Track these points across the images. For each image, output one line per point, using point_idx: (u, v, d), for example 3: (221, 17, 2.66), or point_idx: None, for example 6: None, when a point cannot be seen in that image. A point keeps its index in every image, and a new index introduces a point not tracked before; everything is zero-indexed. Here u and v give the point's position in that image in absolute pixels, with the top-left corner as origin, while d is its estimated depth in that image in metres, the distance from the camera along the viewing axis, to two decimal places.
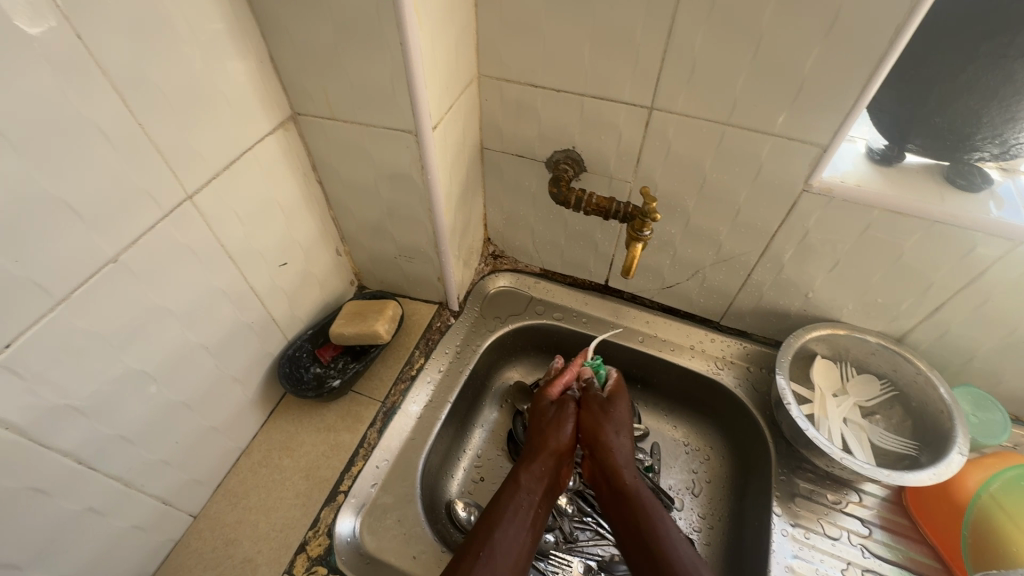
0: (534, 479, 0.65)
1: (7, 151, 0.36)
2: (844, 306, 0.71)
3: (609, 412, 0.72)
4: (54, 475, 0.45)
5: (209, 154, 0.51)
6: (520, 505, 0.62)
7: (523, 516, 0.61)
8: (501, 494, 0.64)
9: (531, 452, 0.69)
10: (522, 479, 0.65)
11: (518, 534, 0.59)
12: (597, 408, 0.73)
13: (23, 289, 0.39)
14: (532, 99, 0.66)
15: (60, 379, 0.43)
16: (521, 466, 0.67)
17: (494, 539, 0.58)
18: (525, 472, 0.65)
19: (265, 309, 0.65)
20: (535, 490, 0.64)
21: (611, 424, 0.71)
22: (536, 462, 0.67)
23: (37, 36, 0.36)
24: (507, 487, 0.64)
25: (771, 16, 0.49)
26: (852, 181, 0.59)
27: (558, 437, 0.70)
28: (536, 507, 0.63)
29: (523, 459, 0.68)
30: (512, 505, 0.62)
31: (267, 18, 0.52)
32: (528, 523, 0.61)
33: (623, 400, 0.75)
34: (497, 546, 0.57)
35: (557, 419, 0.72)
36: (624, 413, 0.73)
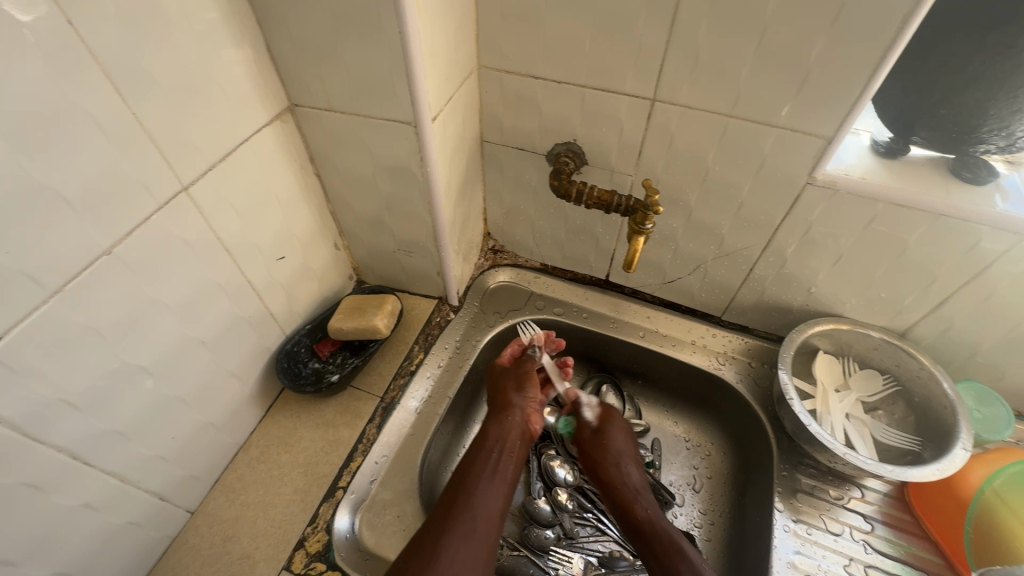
0: (510, 434, 0.68)
1: None
2: (847, 300, 0.71)
3: (605, 438, 0.72)
4: (47, 471, 0.44)
5: (204, 146, 0.50)
6: (491, 452, 0.65)
7: (496, 466, 0.63)
8: (475, 446, 0.66)
9: (495, 412, 0.71)
10: (492, 432, 0.68)
11: (494, 483, 0.61)
12: (592, 441, 0.72)
13: (14, 282, 0.38)
14: (533, 91, 0.65)
15: (53, 373, 0.42)
16: (490, 421, 0.69)
17: (468, 486, 0.60)
18: (495, 424, 0.68)
19: (262, 304, 0.64)
20: (505, 438, 0.67)
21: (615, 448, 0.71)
22: (507, 419, 0.69)
23: (28, 23, 0.35)
24: (476, 443, 0.67)
25: (776, 5, 0.48)
26: (857, 174, 0.58)
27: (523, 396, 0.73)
28: (507, 453, 0.66)
29: (493, 414, 0.70)
30: (484, 458, 0.64)
31: (263, 6, 0.51)
32: (500, 470, 0.63)
33: (618, 425, 0.74)
34: (475, 494, 0.59)
35: (516, 377, 0.75)
36: (619, 429, 0.74)
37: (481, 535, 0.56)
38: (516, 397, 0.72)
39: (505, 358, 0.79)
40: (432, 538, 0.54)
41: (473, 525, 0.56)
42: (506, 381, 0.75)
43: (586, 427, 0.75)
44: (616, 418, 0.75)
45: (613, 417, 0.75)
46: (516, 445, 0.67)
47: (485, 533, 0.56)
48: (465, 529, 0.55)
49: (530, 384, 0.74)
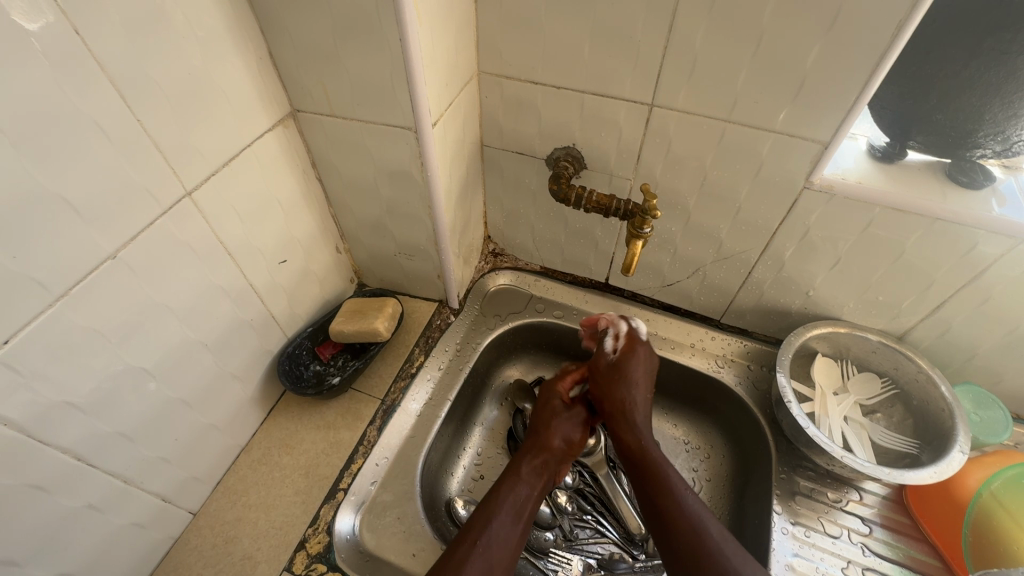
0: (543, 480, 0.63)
1: (4, 146, 0.36)
2: (845, 303, 0.71)
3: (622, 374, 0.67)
4: (52, 472, 0.45)
5: (207, 151, 0.51)
6: (519, 496, 0.59)
7: (523, 514, 0.58)
8: (504, 481, 0.61)
9: (530, 448, 0.66)
10: (525, 472, 0.62)
11: (515, 531, 0.56)
12: (608, 376, 0.68)
13: (21, 286, 0.39)
14: (532, 96, 0.66)
15: (59, 376, 0.43)
16: (522, 458, 0.64)
17: (489, 529, 0.55)
18: (529, 466, 0.63)
19: (264, 307, 0.65)
20: (535, 484, 0.62)
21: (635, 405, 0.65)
22: (542, 459, 0.64)
23: (35, 31, 0.35)
24: (505, 477, 0.62)
25: (771, 12, 0.49)
26: (854, 179, 0.59)
27: (565, 437, 0.67)
28: (534, 501, 0.61)
29: (530, 448, 0.65)
30: (512, 497, 0.59)
31: (266, 14, 0.52)
32: (522, 515, 0.58)
33: (640, 359, 0.68)
34: (494, 539, 0.54)
35: (564, 416, 0.69)
36: (641, 364, 0.68)
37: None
38: (560, 440, 0.67)
39: (566, 386, 0.72)
40: None
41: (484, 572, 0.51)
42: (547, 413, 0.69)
43: (603, 359, 0.70)
44: (638, 351, 0.69)
45: (636, 349, 0.69)
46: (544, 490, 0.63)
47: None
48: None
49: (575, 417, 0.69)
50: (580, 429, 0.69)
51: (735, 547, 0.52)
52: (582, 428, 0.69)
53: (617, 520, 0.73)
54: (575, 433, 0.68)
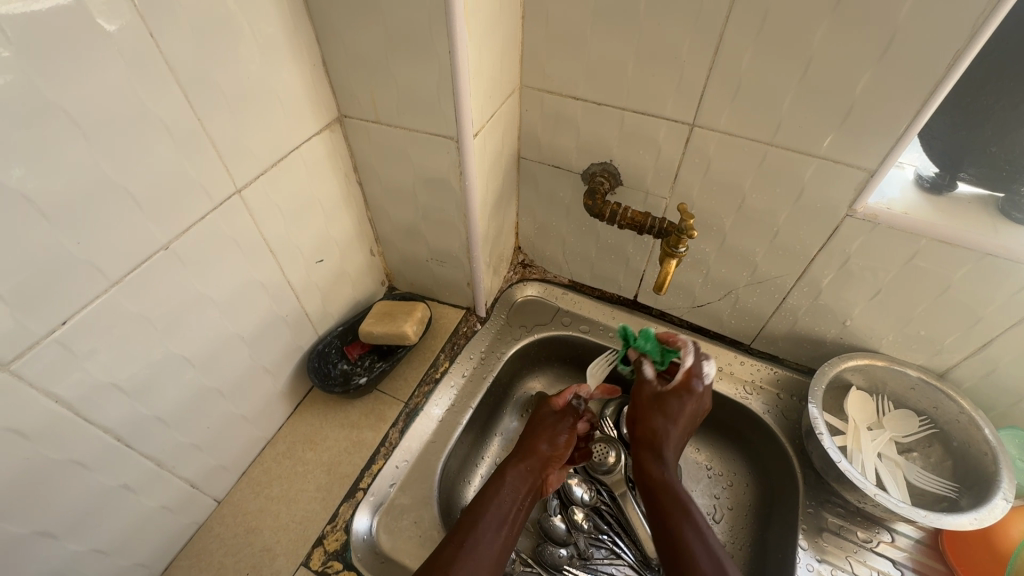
0: (522, 481, 0.62)
1: (78, 138, 0.38)
2: (883, 336, 0.69)
3: (666, 403, 0.63)
4: (94, 450, 0.46)
5: (260, 151, 0.53)
6: (503, 501, 0.59)
7: (506, 517, 0.58)
8: (489, 490, 0.60)
9: (516, 455, 0.65)
10: (508, 476, 0.62)
11: (502, 534, 0.56)
12: (650, 398, 0.65)
13: (81, 271, 0.41)
14: (573, 111, 0.67)
15: (108, 359, 0.45)
16: (506, 464, 0.64)
17: (477, 531, 0.54)
18: (512, 469, 0.63)
19: (300, 304, 0.67)
20: (520, 489, 0.62)
21: (661, 416, 0.63)
22: (522, 462, 0.64)
23: (114, 32, 0.38)
24: (490, 486, 0.61)
25: (822, 36, 0.49)
26: (899, 209, 0.57)
27: (552, 441, 0.67)
28: (520, 505, 0.60)
29: (512, 457, 0.65)
30: (496, 503, 0.58)
31: (322, 22, 0.54)
32: (509, 521, 0.57)
33: (686, 391, 0.63)
34: (481, 541, 0.54)
35: (553, 426, 0.69)
36: (687, 400, 0.63)
37: None
38: (546, 445, 0.67)
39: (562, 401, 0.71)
40: None
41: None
42: (542, 425, 0.69)
43: (647, 387, 0.66)
44: (694, 391, 0.63)
45: (693, 387, 0.63)
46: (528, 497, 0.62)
47: None
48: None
49: (564, 430, 0.69)
50: (569, 435, 0.69)
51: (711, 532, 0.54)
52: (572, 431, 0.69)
53: (633, 541, 0.72)
54: (564, 439, 0.68)
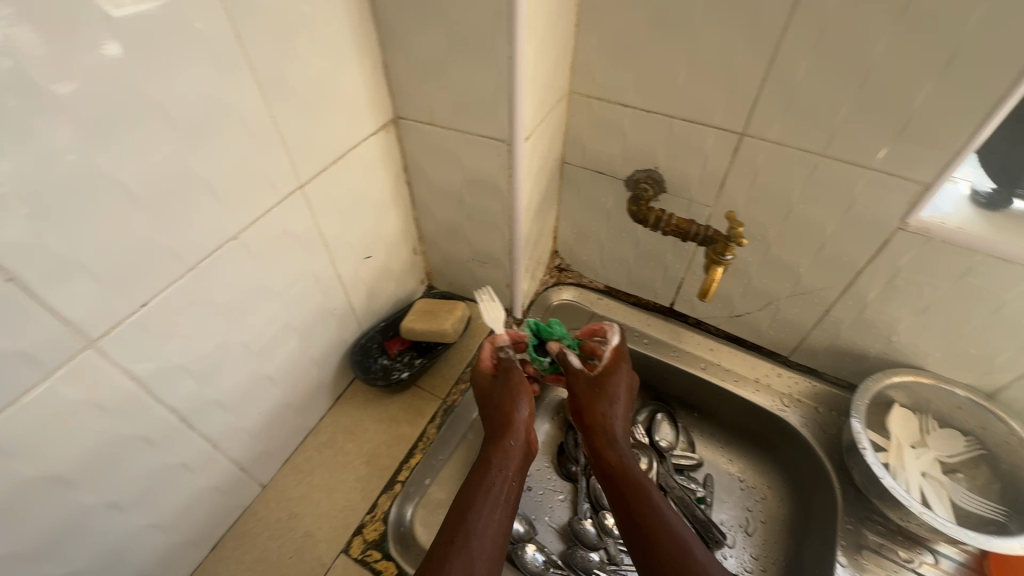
0: (502, 456, 0.57)
1: (170, 130, 0.40)
2: (930, 353, 0.68)
3: (606, 386, 0.63)
4: (161, 428, 0.49)
5: (321, 149, 0.55)
6: (492, 484, 0.54)
7: (495, 498, 0.53)
8: (473, 475, 0.55)
9: (494, 433, 0.60)
10: (492, 459, 0.56)
11: (494, 517, 0.51)
12: (586, 381, 0.64)
13: (163, 256, 0.43)
14: (621, 119, 0.68)
15: (178, 341, 0.47)
16: (490, 446, 0.58)
17: (468, 522, 0.50)
18: (495, 450, 0.57)
19: (347, 298, 0.69)
20: (509, 466, 0.56)
21: (606, 399, 0.62)
22: (501, 440, 0.58)
23: (206, 30, 0.40)
24: (476, 472, 0.56)
25: (882, 50, 0.49)
26: (953, 223, 0.57)
27: (518, 407, 0.61)
28: (512, 481, 0.55)
29: (494, 437, 0.59)
30: (479, 488, 0.53)
31: (386, 26, 0.56)
32: (502, 502, 0.53)
33: (623, 374, 0.65)
34: (473, 530, 0.49)
35: (507, 391, 0.63)
36: (619, 382, 0.64)
37: None
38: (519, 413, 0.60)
39: (489, 363, 0.67)
40: None
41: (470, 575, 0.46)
42: (500, 396, 0.62)
43: (580, 376, 0.65)
44: (621, 368, 0.65)
45: (620, 366, 0.66)
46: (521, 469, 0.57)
47: None
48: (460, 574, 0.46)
49: (523, 394, 0.62)
50: (527, 398, 0.62)
51: (669, 508, 0.54)
52: (528, 391, 0.63)
53: None
54: (527, 403, 0.61)
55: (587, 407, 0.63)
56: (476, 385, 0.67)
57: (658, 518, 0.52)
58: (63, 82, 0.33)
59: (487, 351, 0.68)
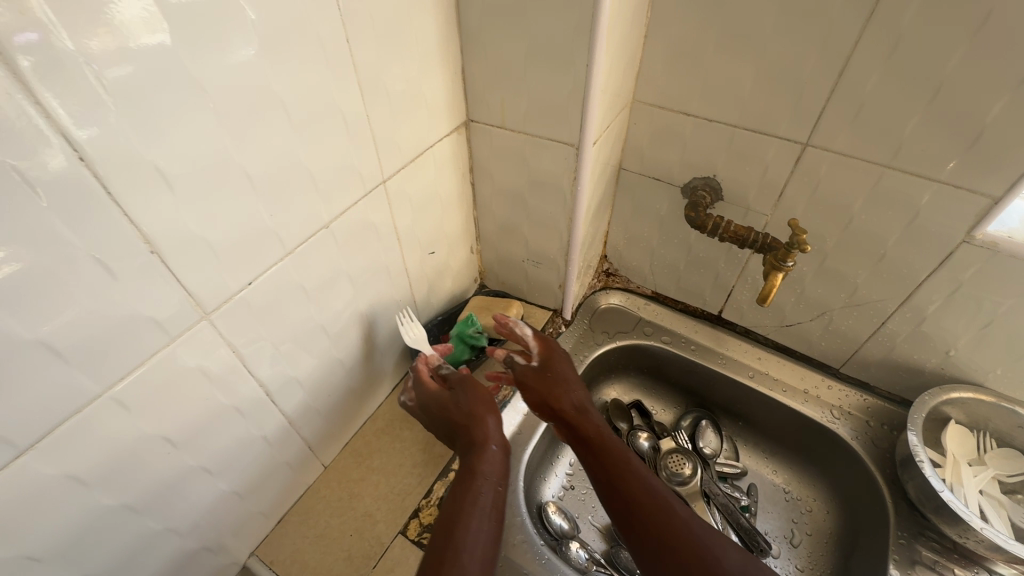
0: (485, 463, 0.54)
1: (285, 122, 0.44)
2: (992, 370, 0.67)
3: (558, 370, 0.67)
4: (250, 401, 0.52)
5: (403, 147, 0.59)
6: (476, 497, 0.50)
7: (485, 508, 0.50)
8: (456, 488, 0.52)
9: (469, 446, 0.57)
10: (476, 468, 0.53)
11: (487, 529, 0.48)
12: (541, 374, 0.67)
13: (269, 239, 0.47)
14: (682, 127, 0.70)
15: (272, 320, 0.51)
16: (469, 456, 0.55)
17: (463, 537, 0.46)
18: (477, 457, 0.54)
19: (411, 290, 0.72)
20: (494, 475, 0.53)
21: (562, 385, 0.66)
22: (480, 447, 0.56)
23: (322, 31, 0.44)
24: (458, 485, 0.52)
25: (956, 64, 0.50)
26: (1022, 238, 0.57)
27: (487, 413, 0.59)
28: (499, 488, 0.52)
29: (468, 448, 0.56)
30: (467, 500, 0.50)
31: (468, 34, 0.59)
32: (495, 515, 0.49)
33: (563, 358, 0.69)
34: (464, 548, 0.46)
35: (477, 397, 0.61)
36: (569, 369, 0.68)
37: None
38: (492, 416, 0.59)
39: (429, 380, 0.65)
40: None
41: None
42: (462, 405, 0.61)
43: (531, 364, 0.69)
44: (557, 351, 0.70)
45: (556, 351, 0.70)
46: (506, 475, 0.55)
47: None
48: None
49: (489, 399, 0.61)
50: (495, 407, 0.60)
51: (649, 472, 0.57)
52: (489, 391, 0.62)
53: None
54: (495, 408, 0.60)
55: (551, 398, 0.65)
56: (427, 402, 0.64)
57: (633, 478, 0.55)
58: (208, 74, 0.37)
59: (425, 372, 0.66)
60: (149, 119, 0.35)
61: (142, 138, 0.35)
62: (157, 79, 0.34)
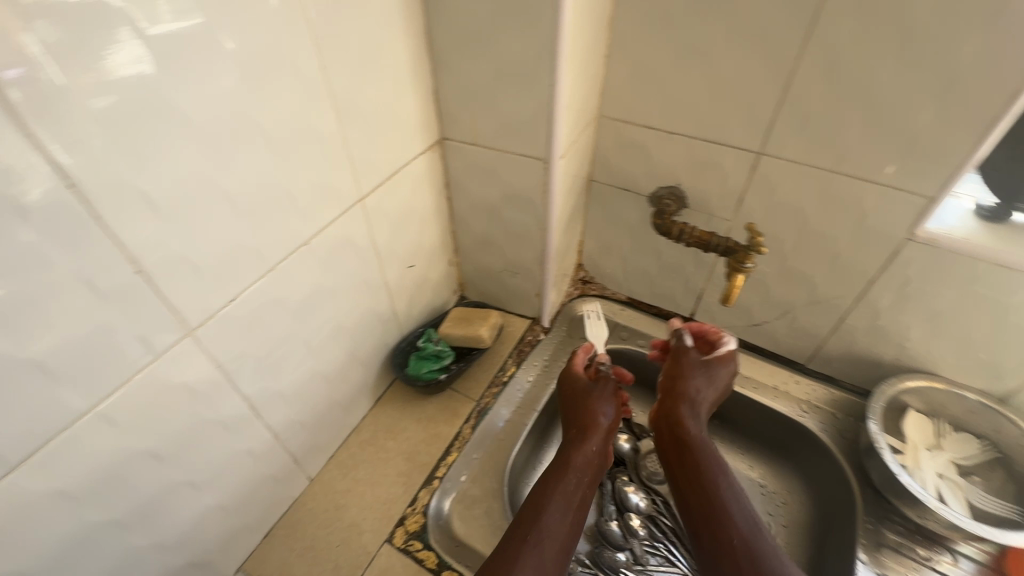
0: (583, 462, 0.60)
1: (263, 145, 0.46)
2: (944, 359, 0.71)
3: (710, 368, 0.66)
4: (234, 415, 0.53)
5: (380, 165, 0.61)
6: (567, 484, 0.57)
7: (572, 497, 0.56)
8: (552, 469, 0.59)
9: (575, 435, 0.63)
10: (572, 459, 0.60)
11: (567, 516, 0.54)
12: (687, 363, 0.66)
13: (250, 256, 0.49)
14: (646, 140, 0.73)
15: (254, 335, 0.52)
16: (569, 447, 0.62)
17: (540, 522, 0.53)
18: (574, 450, 0.61)
19: (391, 303, 0.74)
20: (586, 471, 0.59)
21: (697, 380, 0.65)
22: (583, 441, 0.62)
23: (296, 59, 0.46)
24: (555, 467, 0.60)
25: (887, 77, 0.54)
26: (959, 235, 0.61)
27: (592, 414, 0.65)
28: (586, 485, 0.59)
29: (571, 438, 0.63)
30: (558, 479, 0.57)
31: (439, 58, 0.63)
32: (571, 505, 0.56)
33: (728, 367, 0.67)
34: (545, 515, 0.53)
35: (603, 397, 0.68)
36: (716, 370, 0.66)
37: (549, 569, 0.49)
38: (602, 415, 0.65)
39: (579, 363, 0.74)
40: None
41: (540, 563, 0.49)
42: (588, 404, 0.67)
43: (689, 353, 0.67)
44: (732, 357, 0.67)
45: (728, 363, 0.67)
46: (596, 475, 0.60)
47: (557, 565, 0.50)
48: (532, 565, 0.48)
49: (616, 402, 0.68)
50: (613, 406, 0.67)
51: (737, 490, 0.54)
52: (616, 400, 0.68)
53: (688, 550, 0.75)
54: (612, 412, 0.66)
55: (673, 391, 0.64)
56: (566, 382, 0.73)
57: (734, 510, 0.52)
58: (189, 101, 0.39)
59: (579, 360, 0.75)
60: (133, 146, 0.37)
61: (127, 164, 0.37)
62: (141, 108, 0.36)
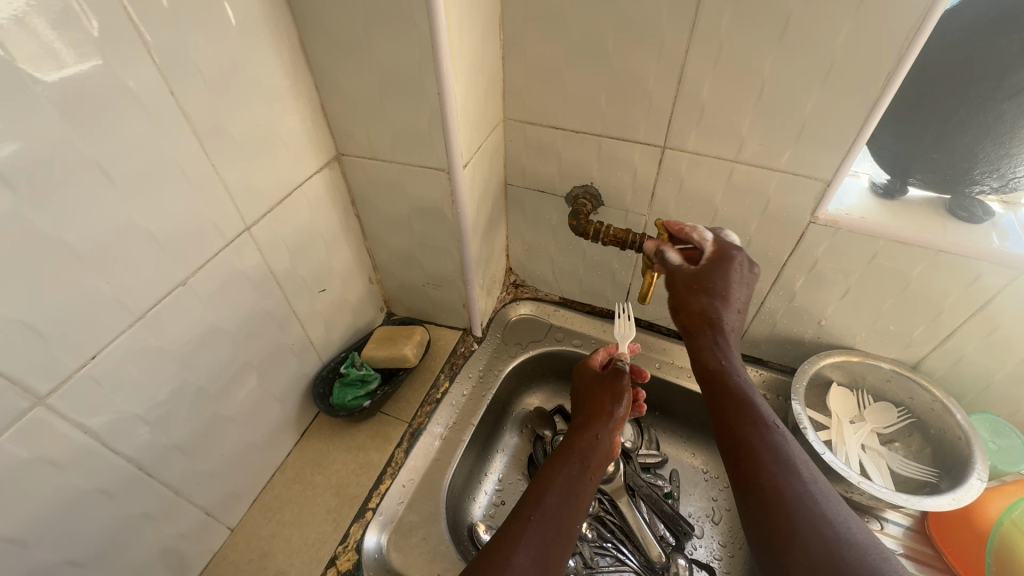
0: (585, 448, 0.60)
1: (106, 184, 0.41)
2: (858, 332, 0.73)
3: (712, 279, 0.57)
4: (119, 479, 0.49)
5: (265, 190, 0.57)
6: (571, 468, 0.57)
7: (579, 483, 0.56)
8: (557, 454, 0.60)
9: (584, 422, 0.65)
10: (576, 446, 0.60)
11: (573, 500, 0.54)
12: (687, 279, 0.58)
13: (110, 307, 0.44)
14: (553, 140, 0.72)
15: (130, 390, 0.48)
16: (575, 435, 0.63)
17: (543, 503, 0.52)
18: (582, 438, 0.62)
19: (305, 332, 0.70)
20: (589, 459, 0.59)
21: (708, 295, 0.56)
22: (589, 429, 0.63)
23: (135, 86, 0.42)
24: (560, 450, 0.60)
25: (771, 64, 0.54)
26: (857, 214, 0.63)
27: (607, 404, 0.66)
28: (591, 474, 0.58)
29: (578, 428, 0.64)
30: (563, 462, 0.58)
31: (320, 70, 0.59)
32: (574, 491, 0.55)
33: (734, 266, 0.57)
34: (547, 492, 0.54)
35: (612, 387, 0.68)
36: (734, 275, 0.57)
37: (552, 540, 0.49)
38: (612, 406, 0.66)
39: (596, 361, 0.75)
40: (501, 552, 0.47)
41: (543, 536, 0.49)
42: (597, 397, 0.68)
43: (681, 271, 0.59)
44: (734, 259, 0.58)
45: (732, 256, 0.58)
46: (603, 464, 0.60)
47: (560, 535, 0.50)
48: (535, 538, 0.48)
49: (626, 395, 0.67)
50: (628, 399, 0.67)
51: (780, 431, 0.49)
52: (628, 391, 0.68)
53: (636, 548, 0.74)
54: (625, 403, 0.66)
55: (687, 325, 0.58)
56: (580, 381, 0.74)
57: (760, 457, 0.47)
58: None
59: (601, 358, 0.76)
60: None
61: None
62: None
